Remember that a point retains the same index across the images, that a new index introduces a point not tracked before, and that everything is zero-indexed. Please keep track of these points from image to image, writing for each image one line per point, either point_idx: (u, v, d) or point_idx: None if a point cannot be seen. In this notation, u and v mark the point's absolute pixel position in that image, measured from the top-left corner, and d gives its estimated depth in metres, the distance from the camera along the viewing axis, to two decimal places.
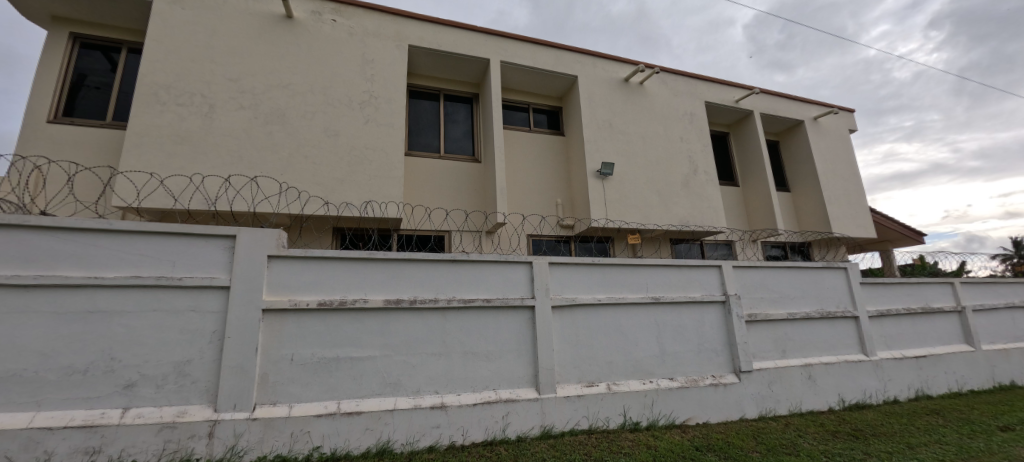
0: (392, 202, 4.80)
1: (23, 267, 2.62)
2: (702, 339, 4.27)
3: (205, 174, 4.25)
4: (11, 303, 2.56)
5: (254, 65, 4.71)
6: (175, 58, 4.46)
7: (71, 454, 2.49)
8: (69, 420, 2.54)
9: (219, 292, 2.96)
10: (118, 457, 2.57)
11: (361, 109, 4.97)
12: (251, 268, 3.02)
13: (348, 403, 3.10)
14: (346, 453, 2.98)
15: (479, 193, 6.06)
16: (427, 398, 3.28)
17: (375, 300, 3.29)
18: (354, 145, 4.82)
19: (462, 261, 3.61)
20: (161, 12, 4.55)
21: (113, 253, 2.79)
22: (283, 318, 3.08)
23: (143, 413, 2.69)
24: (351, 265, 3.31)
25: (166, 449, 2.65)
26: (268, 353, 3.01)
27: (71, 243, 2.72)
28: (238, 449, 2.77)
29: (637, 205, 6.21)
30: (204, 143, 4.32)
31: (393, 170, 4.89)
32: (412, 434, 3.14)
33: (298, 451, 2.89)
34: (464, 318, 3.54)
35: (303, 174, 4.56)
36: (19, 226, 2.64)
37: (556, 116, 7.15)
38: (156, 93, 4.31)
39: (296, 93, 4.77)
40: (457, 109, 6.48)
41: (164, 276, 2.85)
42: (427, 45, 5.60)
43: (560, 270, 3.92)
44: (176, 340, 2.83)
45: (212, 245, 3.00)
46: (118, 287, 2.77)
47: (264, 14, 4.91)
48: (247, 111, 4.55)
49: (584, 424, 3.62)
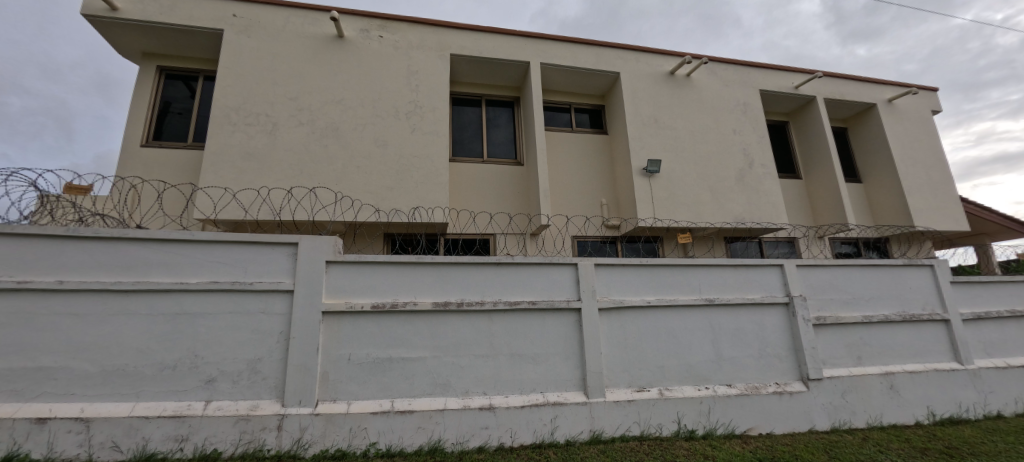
0: (438, 208, 4.92)
1: (123, 274, 2.98)
2: (763, 343, 4.00)
3: (271, 187, 4.61)
4: (115, 306, 2.94)
5: (311, 84, 5.05)
6: (244, 82, 4.89)
7: (164, 440, 2.81)
8: (162, 410, 2.86)
9: (285, 295, 3.20)
10: (202, 445, 2.85)
11: (407, 118, 5.16)
12: (312, 274, 3.24)
13: (401, 402, 3.23)
14: (400, 450, 3.10)
15: (524, 196, 6.09)
16: (476, 399, 3.34)
17: (424, 302, 3.40)
18: (402, 154, 5.01)
19: (508, 264, 3.63)
20: (231, 42, 5.00)
21: (195, 261, 3.11)
22: (341, 319, 3.27)
23: (221, 405, 2.97)
24: (402, 269, 3.45)
25: (241, 440, 2.91)
26: (328, 352, 3.21)
27: (160, 253, 3.06)
28: (303, 442, 2.98)
29: (687, 203, 5.94)
30: (269, 159, 4.69)
31: (439, 178, 5.02)
32: (462, 433, 3.21)
33: (356, 446, 3.05)
34: (511, 321, 3.56)
35: (356, 184, 4.81)
36: (121, 239, 3.02)
37: (599, 115, 7.02)
38: (228, 115, 4.75)
39: (348, 108, 5.05)
40: (500, 114, 6.55)
41: (238, 281, 3.14)
42: (468, 53, 5.71)
43: (607, 271, 3.83)
44: (248, 340, 3.10)
45: (277, 252, 3.25)
46: (199, 291, 3.08)
47: (319, 36, 5.25)
48: (305, 127, 4.88)
49: (635, 430, 3.50)
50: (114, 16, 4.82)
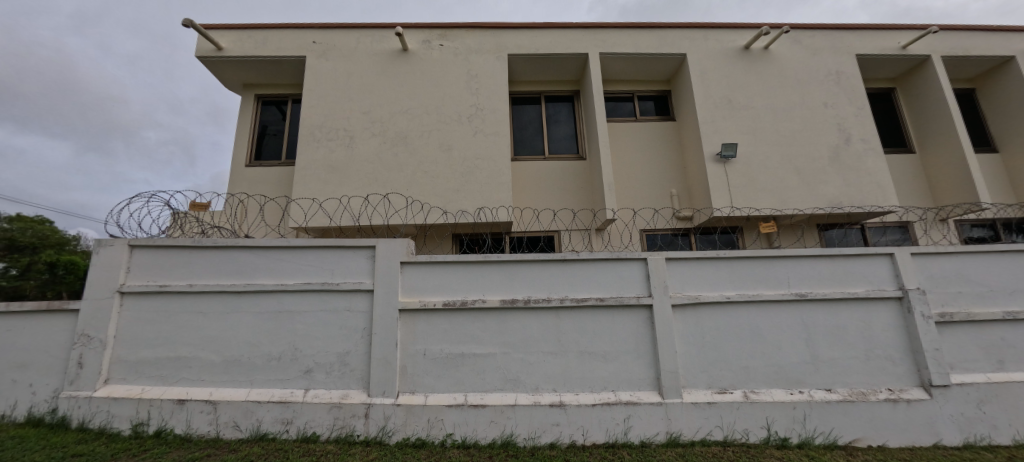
0: (502, 207, 5.01)
1: (238, 278, 3.53)
2: (870, 344, 3.51)
3: (351, 195, 5.02)
4: (233, 306, 3.49)
5: (381, 97, 5.41)
6: (325, 102, 5.38)
7: (274, 422, 3.25)
8: (271, 396, 3.32)
9: (366, 294, 3.49)
10: (304, 428, 3.23)
11: (469, 121, 5.33)
12: (390, 274, 3.48)
13: (474, 396, 3.35)
14: (474, 442, 3.22)
15: (587, 191, 5.97)
16: (546, 396, 3.35)
17: (492, 300, 3.49)
18: (465, 157, 5.18)
19: (573, 260, 3.59)
20: (313, 66, 5.53)
21: (292, 265, 3.54)
22: (416, 316, 3.47)
23: (318, 393, 3.34)
24: (470, 268, 3.57)
25: (335, 425, 3.23)
26: (406, 347, 3.43)
27: (264, 259, 3.55)
28: (388, 430, 3.22)
29: (770, 189, 5.41)
30: (349, 169, 5.12)
31: (501, 177, 5.11)
32: (534, 429, 3.25)
33: (434, 436, 3.23)
34: (578, 318, 3.52)
35: (425, 188, 5.07)
36: (235, 246, 3.57)
37: (665, 101, 6.65)
38: (312, 132, 5.26)
39: (415, 116, 5.33)
40: (559, 109, 6.49)
41: (326, 282, 3.50)
42: (525, 51, 5.73)
43: (680, 265, 3.62)
44: (337, 335, 3.43)
45: (359, 255, 3.55)
46: (296, 292, 3.50)
47: (386, 51, 5.61)
48: (378, 138, 5.24)
49: (717, 434, 3.28)
50: (220, 55, 5.56)
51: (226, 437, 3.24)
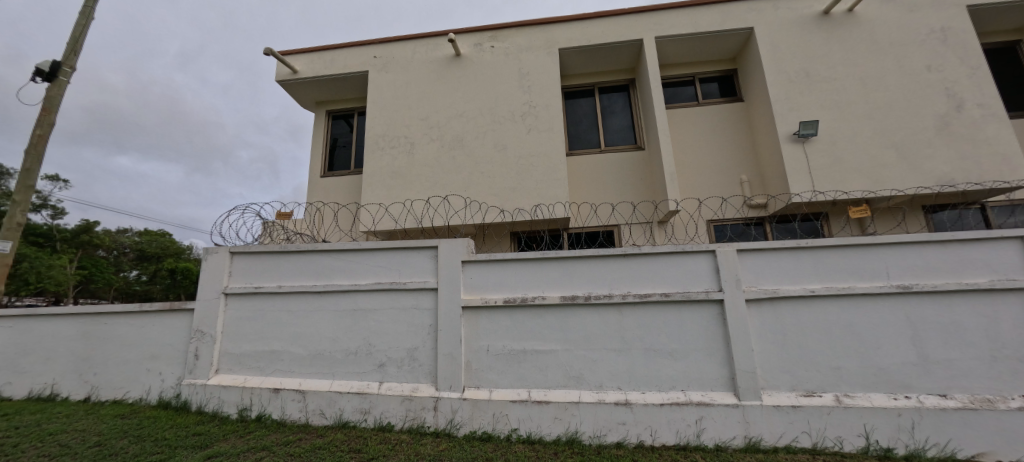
0: (560, 203, 4.99)
1: (319, 279, 3.88)
2: (997, 343, 3.00)
3: (414, 199, 5.29)
4: (315, 304, 3.84)
5: (437, 103, 5.63)
6: (387, 112, 5.71)
7: (354, 411, 3.52)
8: (350, 387, 3.60)
9: (431, 292, 3.66)
10: (380, 418, 3.47)
11: (522, 120, 5.36)
12: (452, 273, 3.62)
13: (537, 392, 3.38)
14: (539, 437, 3.24)
15: (646, 183, 5.74)
16: (611, 394, 3.29)
17: (551, 297, 3.49)
18: (520, 155, 5.23)
19: (634, 254, 3.48)
20: (375, 79, 5.90)
21: (364, 266, 3.82)
22: (479, 313, 3.57)
23: (391, 386, 3.56)
24: (529, 265, 3.60)
25: (407, 416, 3.43)
26: (470, 343, 3.54)
27: (340, 261, 3.87)
28: (456, 423, 3.35)
29: (860, 169, 4.82)
30: (410, 174, 5.39)
31: (557, 174, 5.09)
32: (599, 427, 3.20)
33: (500, 430, 3.30)
34: (642, 314, 3.40)
35: (482, 188, 5.20)
36: (316, 250, 3.92)
37: (729, 82, 6.19)
38: (377, 142, 5.61)
39: (470, 119, 5.48)
40: (614, 100, 6.31)
41: (395, 281, 3.72)
42: (576, 44, 5.64)
43: (755, 257, 3.35)
44: (406, 331, 3.63)
45: (423, 255, 3.74)
46: (368, 291, 3.76)
47: (440, 58, 5.82)
48: (436, 142, 5.46)
49: (804, 441, 3.00)
50: (296, 77, 6.13)
51: (314, 423, 3.57)
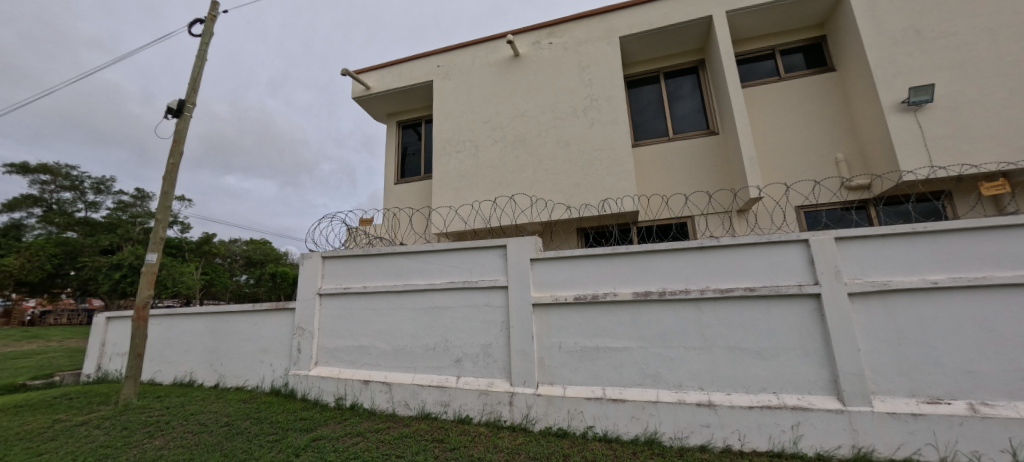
0: (628, 196, 4.84)
1: (398, 279, 4.16)
2: None
3: (481, 200, 5.46)
4: (396, 303, 4.13)
5: (498, 105, 5.75)
6: (452, 118, 5.94)
7: (435, 403, 3.73)
8: (430, 380, 3.82)
9: (502, 290, 3.76)
10: (459, 410, 3.64)
11: (584, 114, 5.28)
12: (522, 271, 3.68)
13: (612, 390, 3.32)
14: (616, 436, 3.17)
15: (720, 170, 5.36)
16: (692, 394, 3.13)
17: (623, 293, 3.41)
18: (583, 150, 5.16)
19: (713, 247, 3.27)
20: (439, 88, 6.17)
21: (438, 266, 4.03)
22: (549, 310, 3.60)
23: (468, 380, 3.72)
24: (598, 261, 3.55)
25: (484, 409, 3.56)
26: (542, 340, 3.58)
27: (416, 262, 4.12)
28: (531, 418, 3.41)
29: (994, 137, 4.06)
30: (477, 176, 5.57)
31: (622, 166, 4.95)
32: (680, 429, 3.06)
33: (575, 427, 3.29)
34: (723, 310, 3.19)
35: (546, 186, 5.21)
36: (395, 253, 4.21)
37: (816, 51, 5.55)
38: (444, 147, 5.87)
39: (531, 118, 5.52)
40: (681, 84, 5.96)
41: (467, 280, 3.88)
42: (638, 30, 5.42)
43: (859, 245, 2.97)
44: (480, 328, 3.77)
45: (493, 254, 3.85)
46: (443, 290, 3.96)
47: (500, 61, 5.93)
48: (499, 143, 5.58)
49: (931, 455, 2.61)
50: (369, 93, 6.62)
51: (400, 413, 3.84)
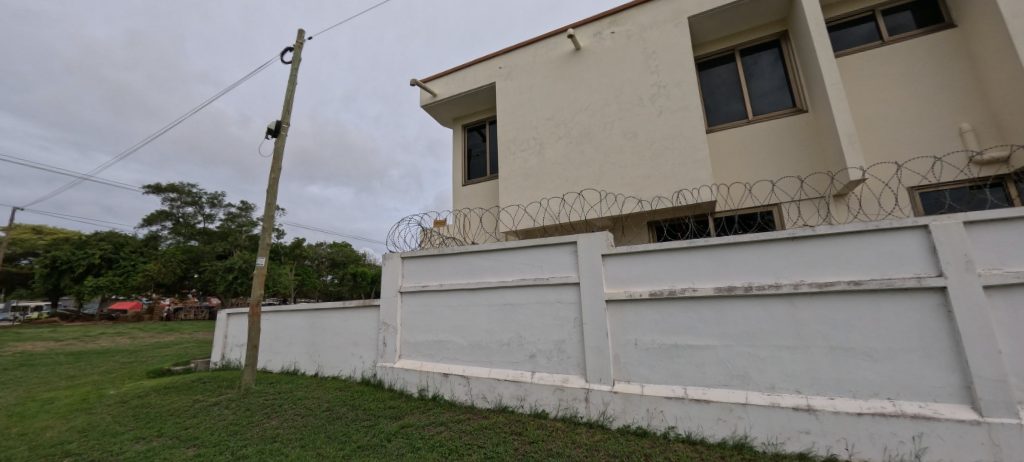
0: (704, 186, 4.58)
1: (472, 277, 4.34)
2: None
3: (549, 197, 5.48)
4: (471, 300, 4.30)
5: (562, 101, 5.72)
6: (515, 117, 6.04)
7: (511, 397, 3.84)
8: (506, 375, 3.94)
9: (574, 286, 3.76)
10: (535, 405, 3.71)
11: (652, 102, 5.08)
12: (593, 267, 3.65)
13: (695, 390, 3.18)
14: (701, 439, 3.03)
15: (808, 152, 4.87)
16: (787, 397, 2.89)
17: (704, 289, 3.24)
18: (652, 140, 4.97)
19: (807, 237, 2.99)
20: (501, 89, 6.29)
21: (510, 264, 4.13)
22: (623, 306, 3.53)
23: (543, 376, 3.78)
24: (675, 255, 3.41)
25: (560, 405, 3.59)
26: (616, 337, 3.53)
27: (488, 260, 4.26)
28: (608, 415, 3.38)
29: None
30: (543, 174, 5.61)
31: (696, 154, 4.69)
32: (773, 434, 2.84)
33: (655, 427, 3.20)
34: (822, 306, 2.90)
35: (614, 179, 5.11)
36: (468, 251, 4.39)
37: (929, 6, 4.80)
38: (508, 147, 5.99)
39: (595, 111, 5.42)
40: (759, 60, 5.48)
41: (539, 277, 3.93)
42: (708, 8, 5.08)
43: (998, 230, 2.54)
44: (553, 324, 3.81)
45: (563, 251, 3.86)
46: (515, 287, 4.06)
47: (561, 55, 5.89)
48: (563, 139, 5.56)
49: None
50: (435, 100, 6.94)
51: (478, 405, 4.00)
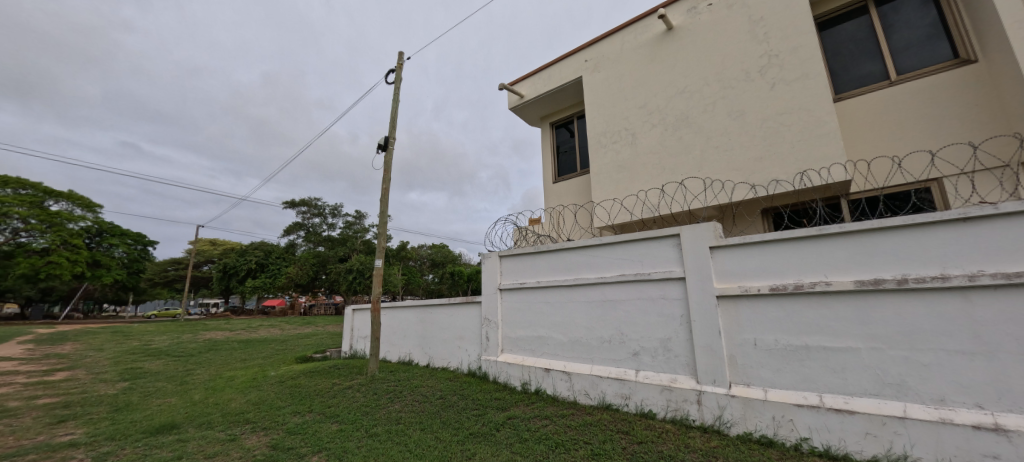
0: (835, 164, 3.97)
1: (569, 273, 4.36)
2: None
3: (646, 189, 5.25)
4: (569, 296, 4.33)
5: (654, 86, 5.43)
6: (604, 110, 5.90)
7: (615, 395, 3.77)
8: (609, 372, 3.88)
9: (679, 282, 3.56)
10: (641, 404, 3.59)
11: (761, 75, 4.56)
12: (700, 260, 3.41)
13: (832, 398, 2.78)
14: (844, 455, 2.64)
15: (979, 111, 3.91)
16: (964, 414, 2.37)
17: (840, 283, 2.81)
18: (763, 118, 4.47)
19: (986, 218, 2.42)
20: (588, 82, 6.18)
21: (607, 259, 4.06)
22: (738, 303, 3.23)
23: (648, 375, 3.64)
24: (800, 245, 3.02)
25: (669, 406, 3.42)
26: (730, 336, 3.25)
27: (585, 256, 4.24)
28: (725, 420, 3.12)
29: None
30: (637, 165, 5.39)
31: (821, 129, 4.10)
32: (946, 457, 2.35)
33: (783, 437, 2.87)
34: (1013, 303, 2.32)
35: (720, 165, 4.71)
36: (564, 248, 4.42)
37: None
38: (598, 140, 5.88)
39: (693, 93, 5.04)
40: (903, 7, 4.56)
41: (639, 272, 3.81)
42: None
43: None
44: (658, 321, 3.65)
45: (665, 244, 3.68)
46: (614, 282, 3.98)
47: (651, 39, 5.58)
48: (658, 127, 5.28)
49: None
50: (523, 101, 7.09)
51: (581, 402, 4.00)
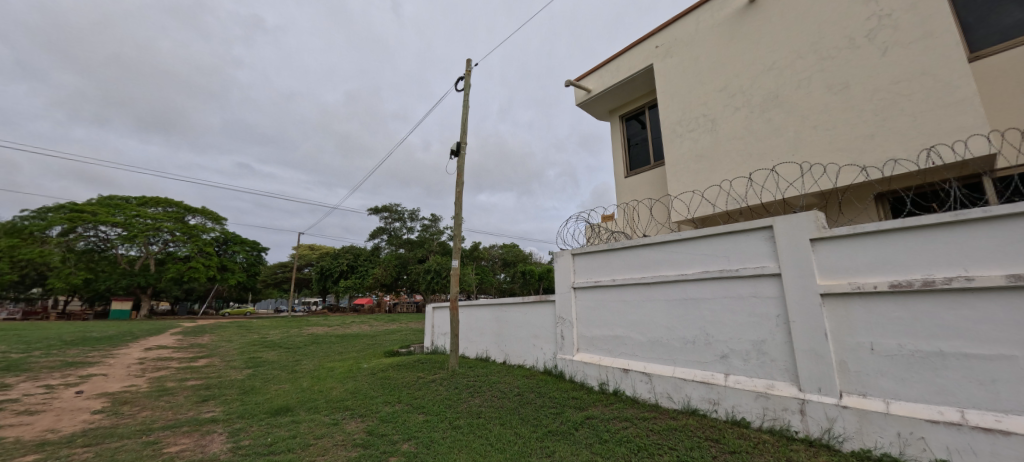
0: (973, 135, 3.33)
1: (646, 271, 4.20)
2: None
3: (732, 179, 4.86)
4: (646, 295, 4.17)
5: (736, 66, 4.99)
6: (677, 97, 5.56)
7: (702, 399, 3.54)
8: (694, 376, 3.66)
9: (773, 278, 3.25)
10: (733, 411, 3.33)
11: (869, 40, 3.97)
12: (798, 255, 3.08)
13: (981, 415, 2.32)
14: None
15: None
16: None
17: (987, 278, 2.34)
18: (873, 90, 3.90)
19: None
20: (659, 69, 5.88)
21: (688, 256, 3.84)
22: (847, 302, 2.85)
23: (740, 379, 3.37)
24: (928, 234, 2.58)
25: (766, 414, 3.13)
26: (839, 339, 2.87)
27: (663, 253, 4.05)
28: (836, 434, 2.77)
29: None
30: (718, 154, 5.01)
31: (953, 96, 3.46)
32: None
33: (913, 457, 2.47)
34: None
35: (819, 147, 4.19)
36: (640, 245, 4.26)
37: None
38: (673, 130, 5.56)
39: (783, 69, 4.55)
40: None
41: (725, 268, 3.54)
42: None
43: None
44: (749, 322, 3.36)
45: (756, 238, 3.38)
46: (697, 280, 3.75)
47: (731, 15, 5.14)
48: (743, 111, 4.86)
49: None
50: (591, 96, 6.96)
51: (664, 405, 3.82)
